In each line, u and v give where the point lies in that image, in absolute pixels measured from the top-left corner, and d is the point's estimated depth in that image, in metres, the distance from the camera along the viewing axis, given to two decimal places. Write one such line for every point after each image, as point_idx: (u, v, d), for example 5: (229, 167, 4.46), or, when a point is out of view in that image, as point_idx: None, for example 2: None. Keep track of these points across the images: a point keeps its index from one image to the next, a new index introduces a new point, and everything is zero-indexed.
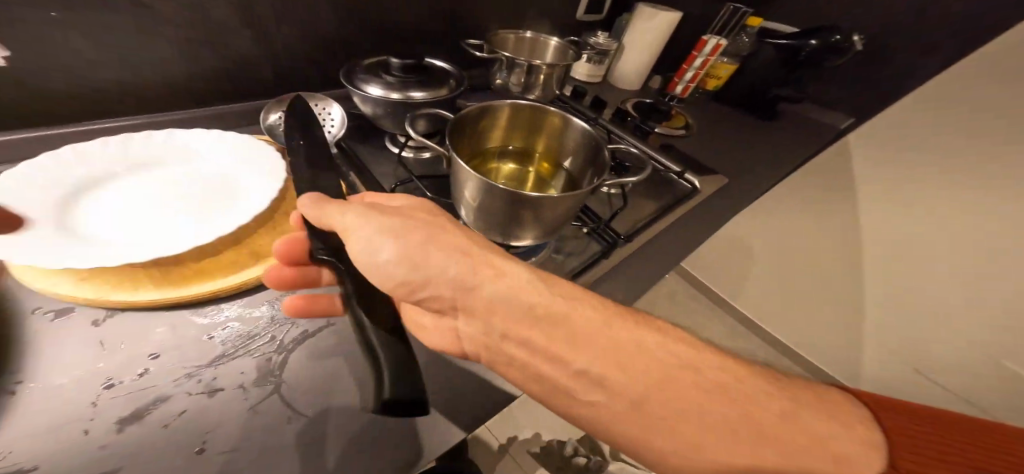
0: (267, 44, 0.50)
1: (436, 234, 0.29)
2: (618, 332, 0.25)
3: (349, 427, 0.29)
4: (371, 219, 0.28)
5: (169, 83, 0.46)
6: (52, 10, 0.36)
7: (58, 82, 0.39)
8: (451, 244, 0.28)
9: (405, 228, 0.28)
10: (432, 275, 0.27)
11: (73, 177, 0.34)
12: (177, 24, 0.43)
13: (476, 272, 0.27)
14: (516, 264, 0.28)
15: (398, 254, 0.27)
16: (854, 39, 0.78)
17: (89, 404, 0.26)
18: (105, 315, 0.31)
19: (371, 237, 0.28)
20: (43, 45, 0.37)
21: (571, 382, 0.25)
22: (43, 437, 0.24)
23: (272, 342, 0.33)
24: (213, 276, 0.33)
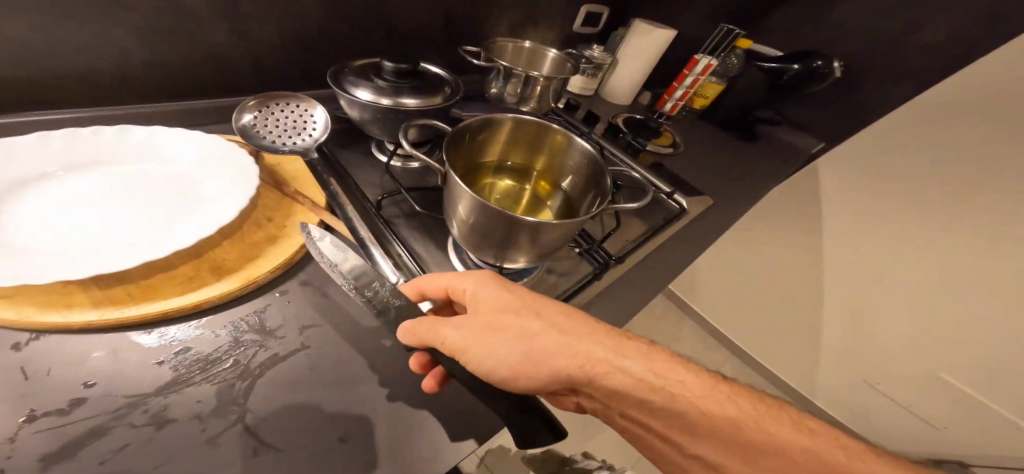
0: (248, 37, 0.46)
1: (531, 341, 0.28)
2: (704, 406, 0.27)
3: (319, 463, 0.26)
4: (473, 342, 0.28)
5: (131, 73, 0.42)
6: None
7: (0, 67, 0.35)
8: (549, 352, 0.28)
9: (503, 342, 0.28)
10: (545, 382, 0.28)
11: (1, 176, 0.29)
12: (148, 11, 0.39)
13: (576, 365, 0.28)
14: (609, 352, 0.28)
15: (504, 371, 0.28)
16: (834, 66, 0.80)
17: (3, 440, 0.22)
18: (30, 337, 0.27)
19: (477, 364, 0.28)
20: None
21: (680, 458, 0.27)
22: None
23: (235, 367, 0.29)
24: (164, 293, 0.29)
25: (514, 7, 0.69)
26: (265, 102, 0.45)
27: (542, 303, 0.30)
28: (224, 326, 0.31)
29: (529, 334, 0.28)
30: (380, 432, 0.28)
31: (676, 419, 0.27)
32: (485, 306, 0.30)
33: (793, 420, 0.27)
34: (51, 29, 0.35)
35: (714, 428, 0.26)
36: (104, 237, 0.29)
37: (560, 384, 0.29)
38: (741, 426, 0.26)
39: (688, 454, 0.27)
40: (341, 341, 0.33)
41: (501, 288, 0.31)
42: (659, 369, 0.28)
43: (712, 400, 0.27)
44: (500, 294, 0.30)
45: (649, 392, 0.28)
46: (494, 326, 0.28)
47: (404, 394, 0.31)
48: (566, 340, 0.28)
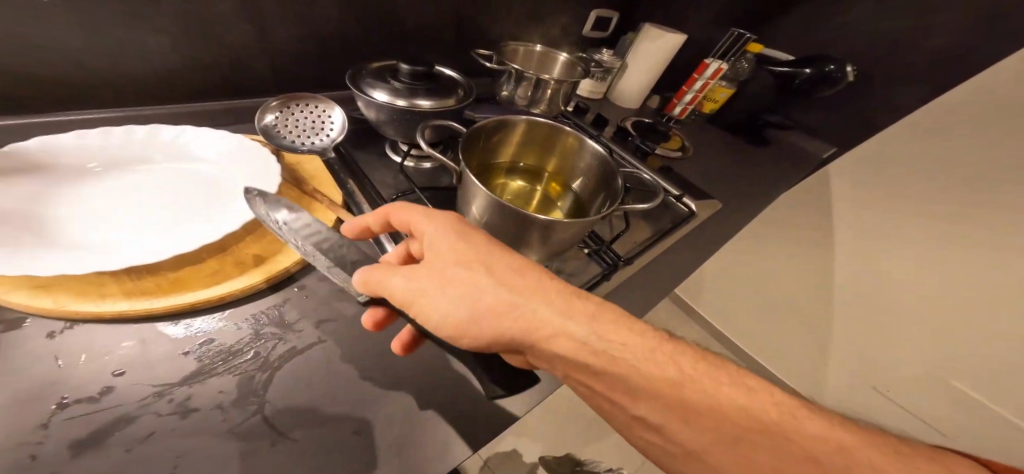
0: (270, 40, 0.48)
1: (478, 299, 0.26)
2: (652, 372, 0.26)
3: (333, 454, 0.26)
4: (415, 295, 0.27)
5: (159, 76, 0.44)
6: None
7: (40, 68, 0.37)
8: (493, 312, 0.26)
9: (449, 296, 0.26)
10: (488, 342, 0.27)
11: (45, 173, 0.31)
12: (179, 15, 0.41)
13: (521, 330, 0.26)
14: (558, 316, 0.26)
15: (448, 329, 0.27)
16: (847, 70, 0.79)
17: (38, 426, 0.23)
18: (64, 326, 0.28)
19: (422, 317, 0.27)
20: (25, 30, 0.34)
21: (625, 418, 0.27)
22: None
23: (255, 359, 0.30)
24: (191, 285, 0.30)
25: (525, 12, 0.70)
26: (286, 102, 0.46)
27: (502, 264, 0.27)
28: (245, 319, 0.32)
29: (475, 290, 0.26)
30: (393, 425, 0.29)
31: (623, 384, 0.26)
32: (437, 258, 0.27)
33: (733, 379, 0.27)
34: (86, 33, 0.37)
35: (654, 394, 0.26)
36: (134, 232, 0.30)
37: (504, 345, 0.27)
38: (683, 392, 0.25)
39: (633, 415, 0.27)
40: (357, 335, 0.34)
41: (458, 236, 0.28)
42: (609, 333, 0.26)
43: (657, 363, 0.26)
44: (455, 244, 0.28)
45: (593, 357, 0.26)
46: (443, 279, 0.27)
47: (416, 389, 0.32)
48: (516, 303, 0.26)
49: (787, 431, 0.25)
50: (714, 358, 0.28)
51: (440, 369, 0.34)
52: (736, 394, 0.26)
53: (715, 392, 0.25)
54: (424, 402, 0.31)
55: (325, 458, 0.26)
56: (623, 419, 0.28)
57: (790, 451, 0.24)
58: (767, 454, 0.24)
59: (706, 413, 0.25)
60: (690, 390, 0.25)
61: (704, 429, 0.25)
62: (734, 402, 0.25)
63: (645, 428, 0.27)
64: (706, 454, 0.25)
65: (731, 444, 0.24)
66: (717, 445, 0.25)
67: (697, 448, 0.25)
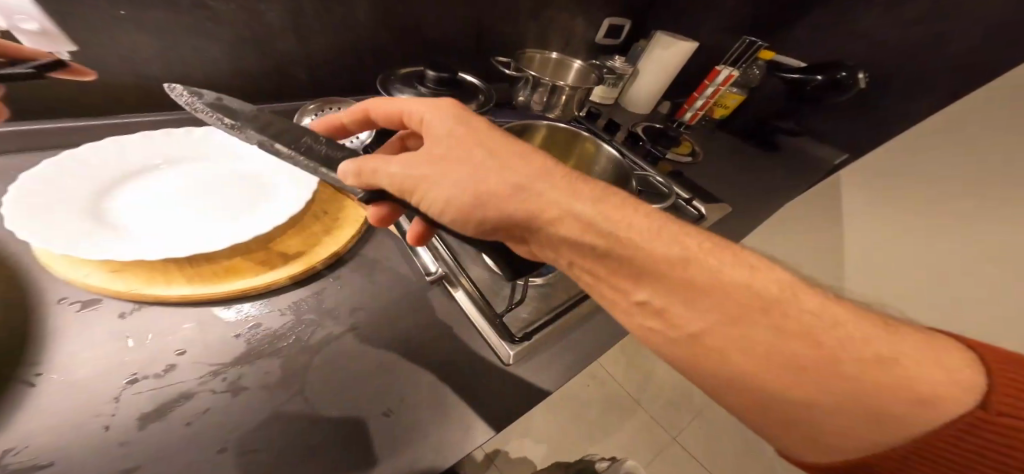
0: (307, 49, 0.52)
1: (486, 179, 0.25)
2: (665, 251, 0.22)
3: (367, 434, 0.29)
4: (417, 179, 0.27)
5: (206, 82, 0.47)
6: (120, 8, 0.37)
7: (109, 74, 0.40)
8: (495, 188, 0.25)
9: (453, 177, 0.26)
10: (492, 227, 0.26)
11: (117, 174, 0.35)
12: (231, 26, 0.44)
13: (524, 208, 0.25)
14: (563, 193, 0.25)
15: (453, 214, 0.26)
16: (859, 77, 0.80)
17: (113, 399, 0.26)
18: (133, 308, 0.31)
19: (427, 202, 0.27)
20: (100, 39, 0.38)
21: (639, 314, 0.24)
22: (68, 431, 0.24)
23: (296, 343, 0.33)
24: (241, 273, 0.34)
25: (543, 21, 0.73)
26: (320, 107, 0.49)
27: (503, 144, 0.27)
28: (287, 306, 0.35)
29: (483, 171, 0.26)
30: (421, 406, 0.32)
31: (620, 261, 0.24)
32: (440, 142, 0.28)
33: (736, 256, 0.22)
34: (147, 43, 0.41)
35: (652, 274, 0.23)
36: (191, 226, 0.34)
37: (510, 230, 0.26)
38: (680, 269, 0.22)
39: (634, 301, 0.24)
40: (388, 323, 0.37)
41: (459, 124, 0.28)
42: (607, 208, 0.24)
43: (671, 241, 0.23)
44: (461, 130, 0.28)
45: (597, 237, 0.24)
46: (446, 162, 0.26)
47: (443, 374, 0.34)
48: (519, 181, 0.25)
49: (789, 304, 0.20)
50: (721, 243, 0.23)
51: (462, 353, 0.36)
52: (738, 268, 0.22)
53: (716, 267, 0.22)
54: (452, 386, 0.34)
55: (359, 436, 0.29)
56: (623, 305, 0.25)
57: (792, 327, 0.19)
58: (763, 328, 0.20)
59: (705, 286, 0.21)
60: (684, 265, 0.22)
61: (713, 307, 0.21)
62: (730, 276, 0.21)
63: (649, 313, 0.23)
64: (704, 333, 0.21)
65: (723, 318, 0.21)
66: (716, 324, 0.21)
67: (696, 329, 0.21)
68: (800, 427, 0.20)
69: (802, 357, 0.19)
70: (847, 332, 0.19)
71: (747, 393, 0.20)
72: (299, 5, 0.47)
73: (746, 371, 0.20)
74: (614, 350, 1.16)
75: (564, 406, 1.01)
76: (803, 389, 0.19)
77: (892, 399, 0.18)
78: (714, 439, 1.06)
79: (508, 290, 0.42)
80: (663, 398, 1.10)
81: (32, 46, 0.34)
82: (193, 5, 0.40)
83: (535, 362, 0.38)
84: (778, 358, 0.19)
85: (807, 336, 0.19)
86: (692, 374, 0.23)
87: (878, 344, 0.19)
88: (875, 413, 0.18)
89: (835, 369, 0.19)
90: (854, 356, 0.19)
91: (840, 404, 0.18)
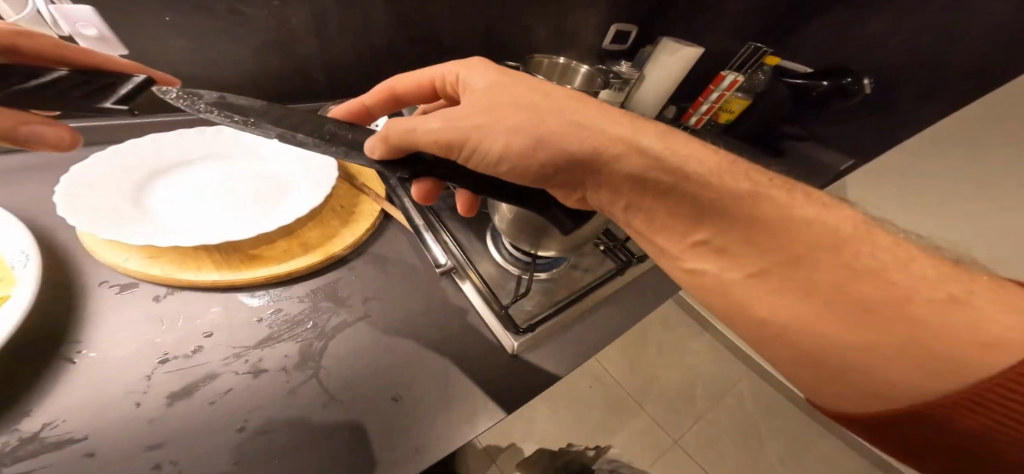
0: (330, 53, 0.55)
1: (541, 121, 0.27)
2: (736, 186, 0.23)
3: (378, 416, 0.31)
4: (481, 124, 0.28)
5: (235, 84, 0.50)
6: (166, 15, 0.41)
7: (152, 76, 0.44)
8: (558, 131, 0.27)
9: (510, 123, 0.28)
10: (550, 167, 0.28)
11: (155, 171, 0.39)
12: (262, 31, 0.47)
13: (592, 146, 0.26)
14: (626, 132, 0.26)
15: (512, 157, 0.28)
16: (864, 83, 0.81)
17: (145, 377, 0.29)
18: (166, 291, 0.34)
19: (484, 149, 0.29)
20: (146, 44, 0.41)
21: (685, 254, 0.26)
22: (106, 406, 0.27)
23: (313, 329, 0.35)
24: (264, 262, 0.36)
25: (553, 27, 0.75)
26: None
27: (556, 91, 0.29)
28: (304, 293, 0.37)
29: (542, 112, 0.28)
30: (429, 392, 0.33)
31: (686, 200, 0.25)
32: (492, 92, 0.30)
33: (810, 197, 0.23)
34: (183, 47, 0.44)
35: (717, 214, 0.24)
36: (221, 219, 0.37)
37: (568, 169, 0.28)
38: (756, 205, 0.23)
39: (691, 242, 0.25)
40: (400, 311, 0.39)
41: (503, 76, 0.31)
42: (677, 145, 0.26)
43: (742, 180, 0.24)
44: (504, 82, 0.30)
45: (663, 172, 0.25)
46: (497, 111, 0.28)
47: (452, 362, 0.36)
48: (579, 124, 0.27)
49: (861, 243, 0.21)
50: (794, 185, 0.24)
51: (466, 341, 0.38)
52: (809, 207, 0.23)
53: (787, 205, 0.23)
54: (462, 371, 0.36)
55: (367, 419, 0.30)
56: (677, 247, 0.26)
57: (859, 267, 0.20)
58: (829, 269, 0.21)
59: (771, 225, 0.22)
60: (755, 203, 0.23)
61: (773, 247, 0.22)
62: (803, 215, 0.22)
63: (707, 254, 0.25)
64: (766, 273, 0.22)
65: (786, 258, 0.22)
66: (777, 263, 0.22)
67: (756, 269, 0.23)
68: (850, 371, 0.20)
69: (866, 297, 0.20)
70: (904, 273, 0.20)
71: (798, 338, 0.21)
72: (321, 13, 0.50)
73: (801, 312, 0.21)
74: (616, 351, 1.17)
75: (565, 404, 1.02)
76: (857, 330, 0.20)
77: (939, 341, 0.18)
78: (714, 442, 1.06)
79: (513, 284, 0.43)
80: (663, 399, 1.10)
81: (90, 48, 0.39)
82: (229, 11, 0.44)
83: (536, 353, 0.39)
84: (836, 298, 0.20)
85: (873, 275, 0.20)
86: (738, 316, 0.24)
87: (949, 287, 0.20)
88: (936, 357, 0.18)
89: (899, 309, 0.19)
90: (924, 299, 0.19)
91: (861, 343, 0.20)
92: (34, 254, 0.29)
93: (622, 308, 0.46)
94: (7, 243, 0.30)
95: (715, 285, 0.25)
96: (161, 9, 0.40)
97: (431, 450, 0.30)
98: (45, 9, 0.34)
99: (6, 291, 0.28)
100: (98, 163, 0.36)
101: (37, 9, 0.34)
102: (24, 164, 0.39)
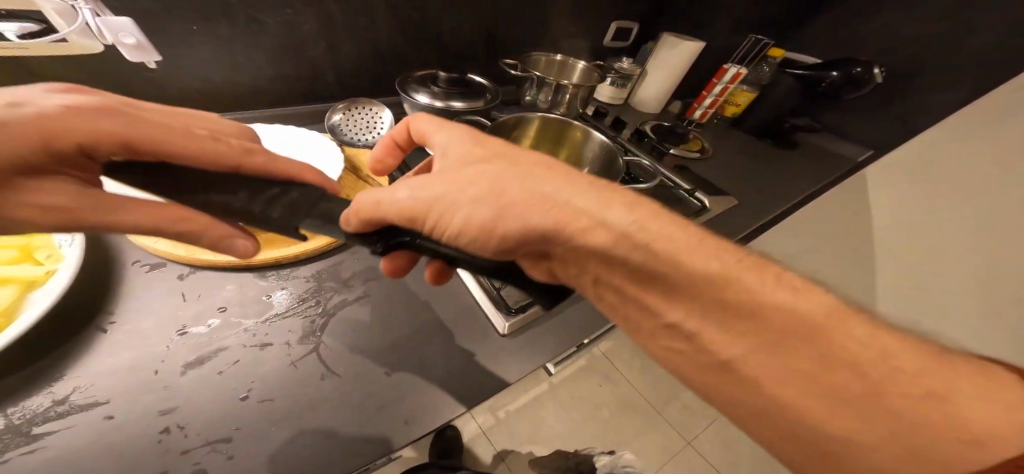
0: (340, 57, 0.59)
1: (506, 189, 0.25)
2: None
3: (370, 389, 0.33)
4: (438, 191, 0.26)
5: (256, 88, 0.55)
6: (193, 24, 0.45)
7: (177, 81, 0.49)
8: (521, 203, 0.25)
9: (468, 193, 0.25)
10: (514, 241, 0.26)
11: None
12: (276, 37, 0.51)
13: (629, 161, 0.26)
14: None
15: (472, 232, 0.26)
16: (875, 72, 0.79)
17: (164, 347, 0.32)
18: (189, 270, 0.37)
19: (445, 223, 0.26)
20: (178, 50, 0.46)
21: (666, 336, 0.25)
22: (130, 372, 0.30)
23: (316, 306, 0.38)
24: (278, 245, 0.40)
25: (553, 25, 0.77)
26: (348, 105, 0.58)
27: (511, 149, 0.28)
28: (310, 274, 0.40)
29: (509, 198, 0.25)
30: (421, 369, 0.35)
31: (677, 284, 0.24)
32: (452, 152, 0.29)
33: (780, 278, 0.23)
34: (209, 53, 0.48)
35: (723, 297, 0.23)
36: None
37: (531, 244, 0.26)
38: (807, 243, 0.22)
39: (663, 323, 0.25)
40: (394, 295, 0.41)
41: (474, 146, 0.29)
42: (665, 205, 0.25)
43: None
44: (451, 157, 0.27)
45: (673, 223, 0.25)
46: (460, 179, 0.26)
47: (444, 354, 0.37)
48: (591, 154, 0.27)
49: (833, 333, 0.21)
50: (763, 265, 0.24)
51: (476, 348, 0.38)
52: (780, 292, 0.22)
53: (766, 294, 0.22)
54: (462, 362, 0.37)
55: (357, 390, 0.32)
56: (653, 325, 0.26)
57: (836, 357, 0.21)
58: None
59: None
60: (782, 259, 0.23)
61: None
62: (786, 297, 0.22)
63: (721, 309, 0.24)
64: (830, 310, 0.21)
65: None
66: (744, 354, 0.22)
67: (732, 356, 0.23)
68: (848, 467, 0.20)
69: None
70: None
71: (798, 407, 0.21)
72: (331, 18, 0.53)
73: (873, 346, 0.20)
74: (625, 350, 1.16)
75: (576, 402, 1.02)
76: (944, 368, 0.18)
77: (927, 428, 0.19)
78: (733, 445, 1.02)
79: None
80: (677, 401, 1.07)
81: (130, 57, 0.42)
82: (249, 19, 0.48)
83: (490, 354, 0.38)
84: None
85: (844, 363, 0.21)
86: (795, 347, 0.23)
87: (928, 381, 0.20)
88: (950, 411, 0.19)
89: None
90: None
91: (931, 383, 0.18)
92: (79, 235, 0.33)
93: None
94: None
95: (703, 365, 0.24)
96: (189, 19, 0.45)
97: (420, 423, 0.32)
98: (93, 22, 0.38)
99: (53, 266, 0.31)
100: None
101: (87, 22, 0.38)
102: None
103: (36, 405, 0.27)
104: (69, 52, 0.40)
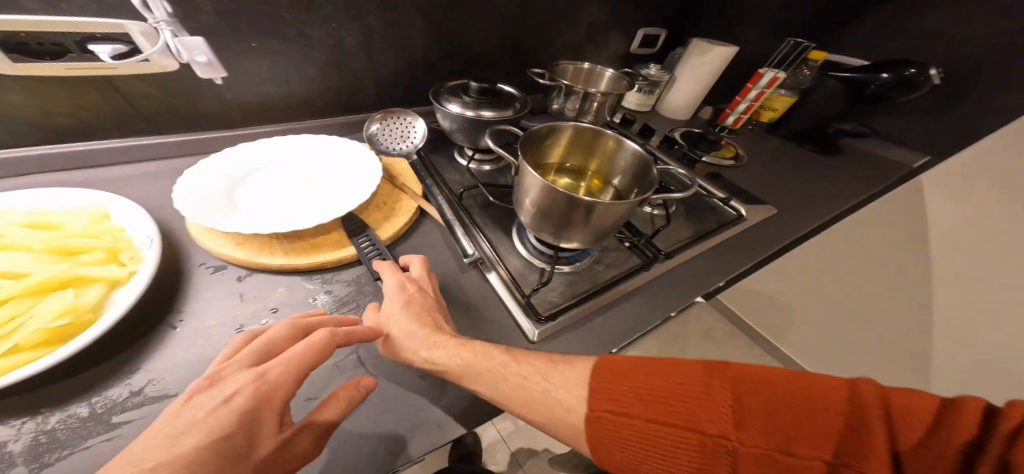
0: (379, 71, 0.62)
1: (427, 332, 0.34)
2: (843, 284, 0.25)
3: (407, 393, 0.34)
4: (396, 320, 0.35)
5: (303, 101, 0.59)
6: (251, 41, 0.49)
7: (234, 96, 0.53)
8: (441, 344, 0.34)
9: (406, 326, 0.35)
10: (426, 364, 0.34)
11: (231, 174, 0.46)
12: (322, 52, 0.55)
13: None
14: None
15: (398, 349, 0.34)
16: (931, 73, 0.73)
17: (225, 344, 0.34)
18: (246, 273, 0.40)
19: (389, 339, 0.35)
20: (235, 67, 0.51)
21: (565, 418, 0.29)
22: (196, 367, 0.32)
23: (358, 309, 0.39)
24: (323, 251, 0.42)
25: (581, 33, 0.78)
26: (385, 116, 0.61)
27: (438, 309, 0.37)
28: (352, 278, 0.42)
29: (467, 343, 0.34)
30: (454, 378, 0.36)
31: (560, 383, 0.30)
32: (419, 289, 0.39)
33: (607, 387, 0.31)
34: (265, 68, 0.53)
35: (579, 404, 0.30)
36: (296, 213, 0.44)
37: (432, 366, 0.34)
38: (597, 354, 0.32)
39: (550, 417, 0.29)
40: None
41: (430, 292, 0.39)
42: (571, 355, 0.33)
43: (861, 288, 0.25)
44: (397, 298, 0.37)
45: None
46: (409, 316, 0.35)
47: None
48: None
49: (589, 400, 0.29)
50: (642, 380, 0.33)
51: None
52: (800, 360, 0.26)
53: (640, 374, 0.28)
54: None
55: (395, 394, 0.34)
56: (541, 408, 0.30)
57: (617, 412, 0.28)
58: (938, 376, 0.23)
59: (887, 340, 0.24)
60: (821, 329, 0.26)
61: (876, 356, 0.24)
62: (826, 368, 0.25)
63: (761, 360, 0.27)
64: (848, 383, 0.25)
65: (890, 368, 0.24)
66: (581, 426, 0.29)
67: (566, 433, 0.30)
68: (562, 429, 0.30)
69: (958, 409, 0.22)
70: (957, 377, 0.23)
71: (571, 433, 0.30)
72: (370, 32, 0.57)
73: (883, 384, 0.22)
74: None
75: None
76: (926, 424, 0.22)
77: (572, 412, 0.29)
78: None
79: (536, 276, 0.45)
80: None
81: (202, 74, 0.47)
82: (299, 36, 0.52)
83: None
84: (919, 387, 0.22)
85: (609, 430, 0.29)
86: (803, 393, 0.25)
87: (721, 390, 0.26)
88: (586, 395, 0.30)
89: None
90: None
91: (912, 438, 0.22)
92: (155, 239, 0.37)
93: (652, 301, 0.46)
94: (137, 229, 0.38)
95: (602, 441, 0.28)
96: (248, 36, 0.49)
97: (454, 426, 0.33)
98: (172, 42, 0.43)
99: (135, 268, 0.35)
100: (205, 168, 0.45)
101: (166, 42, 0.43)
102: (142, 171, 0.48)
103: (116, 394, 0.30)
104: (150, 71, 0.45)
